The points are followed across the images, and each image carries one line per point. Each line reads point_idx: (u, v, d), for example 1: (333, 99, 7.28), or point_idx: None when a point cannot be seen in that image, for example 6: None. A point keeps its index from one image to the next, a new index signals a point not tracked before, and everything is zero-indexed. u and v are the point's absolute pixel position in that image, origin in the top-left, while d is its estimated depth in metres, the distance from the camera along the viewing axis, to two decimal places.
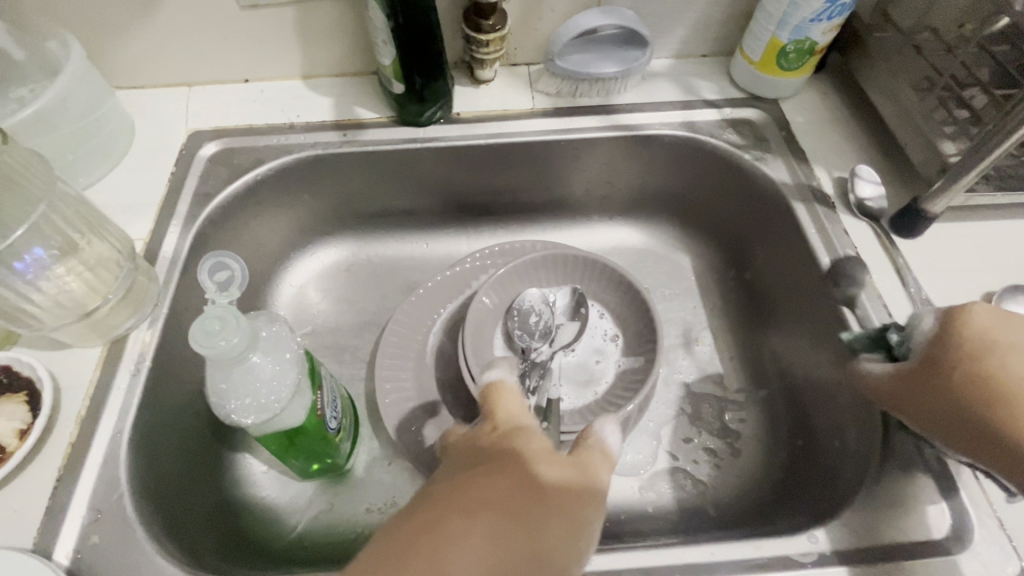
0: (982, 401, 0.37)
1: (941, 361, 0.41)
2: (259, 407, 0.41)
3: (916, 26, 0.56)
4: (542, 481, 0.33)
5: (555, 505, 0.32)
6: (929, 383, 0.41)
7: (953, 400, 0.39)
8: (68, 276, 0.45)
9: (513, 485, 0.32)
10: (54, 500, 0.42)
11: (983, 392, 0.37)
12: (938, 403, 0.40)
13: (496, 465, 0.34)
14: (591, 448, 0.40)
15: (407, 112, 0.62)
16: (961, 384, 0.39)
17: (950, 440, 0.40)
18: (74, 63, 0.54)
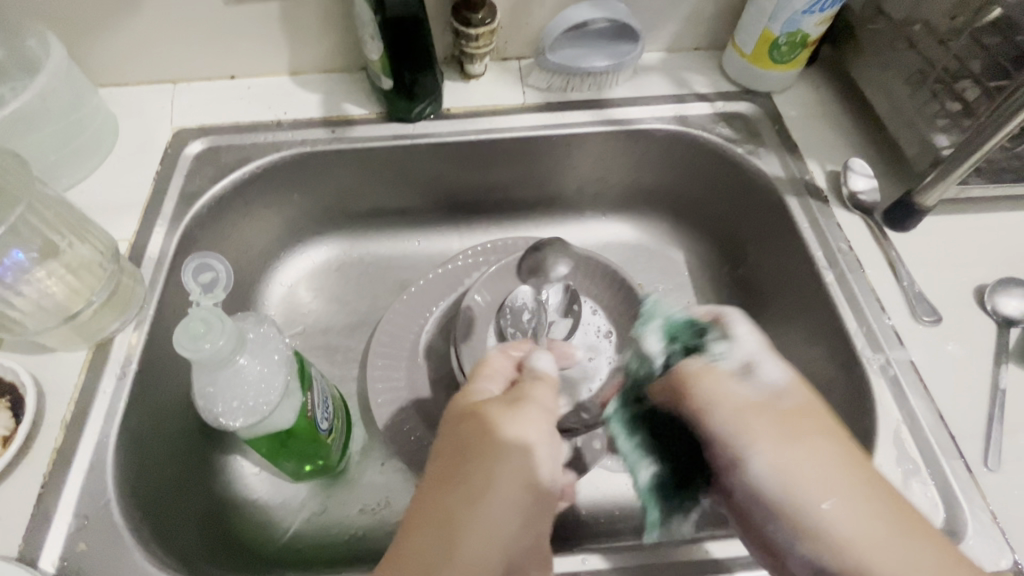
0: (816, 475, 0.37)
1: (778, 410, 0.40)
2: (247, 410, 0.41)
3: (909, 18, 0.55)
4: (496, 442, 0.35)
5: (492, 472, 0.34)
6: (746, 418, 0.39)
7: (775, 449, 0.38)
8: (49, 279, 0.44)
9: (454, 459, 0.35)
10: (40, 507, 0.41)
11: (798, 442, 0.38)
12: (792, 475, 0.37)
13: (443, 448, 0.36)
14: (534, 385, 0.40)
15: (397, 107, 0.61)
16: (785, 443, 0.38)
17: (766, 488, 0.38)
18: (53, 61, 0.52)
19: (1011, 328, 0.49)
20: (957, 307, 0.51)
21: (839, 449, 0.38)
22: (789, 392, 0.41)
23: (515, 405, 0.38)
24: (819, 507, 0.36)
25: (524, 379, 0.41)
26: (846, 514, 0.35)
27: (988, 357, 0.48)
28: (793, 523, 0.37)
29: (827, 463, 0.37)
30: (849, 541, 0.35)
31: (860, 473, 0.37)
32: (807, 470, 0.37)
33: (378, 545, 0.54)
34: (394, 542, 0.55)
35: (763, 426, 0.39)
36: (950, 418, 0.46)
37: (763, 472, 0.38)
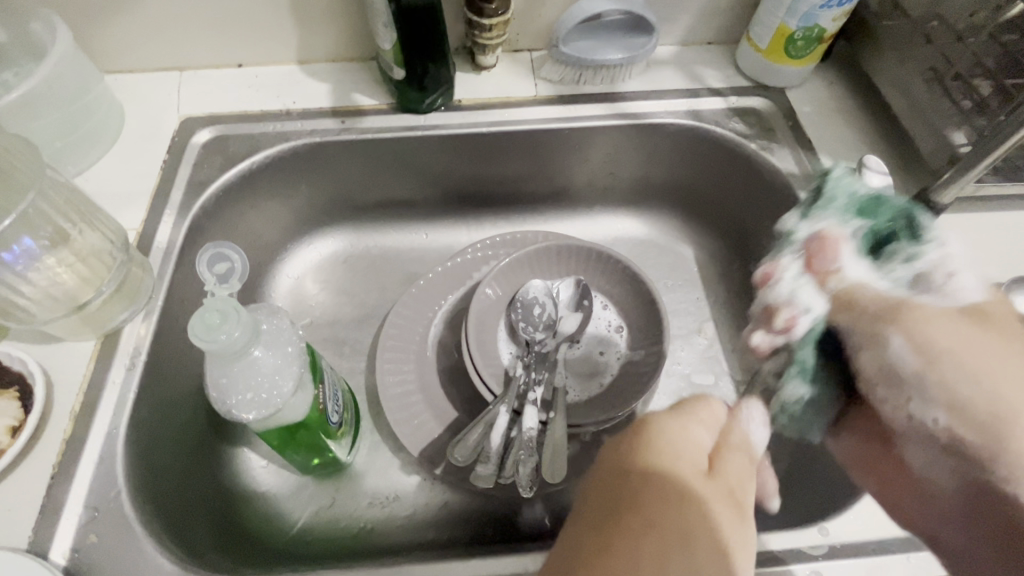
0: (1001, 374, 0.34)
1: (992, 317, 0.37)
2: (261, 402, 0.40)
3: (926, 15, 0.54)
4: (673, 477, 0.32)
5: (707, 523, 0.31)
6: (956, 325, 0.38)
7: (958, 346, 0.36)
8: (59, 267, 0.43)
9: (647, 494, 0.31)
10: (50, 497, 0.40)
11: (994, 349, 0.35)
12: (943, 359, 0.35)
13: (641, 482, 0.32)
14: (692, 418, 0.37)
15: (407, 98, 0.61)
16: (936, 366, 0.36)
17: (931, 398, 0.36)
18: (61, 44, 0.51)
19: None
20: None
21: (994, 348, 0.35)
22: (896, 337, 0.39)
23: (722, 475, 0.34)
24: (1012, 431, 0.33)
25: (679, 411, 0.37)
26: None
27: None
28: (987, 411, 0.34)
29: (989, 367, 0.35)
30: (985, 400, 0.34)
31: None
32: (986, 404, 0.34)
33: (388, 538, 0.54)
34: (404, 535, 0.55)
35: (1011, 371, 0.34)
36: None
37: (951, 418, 0.35)
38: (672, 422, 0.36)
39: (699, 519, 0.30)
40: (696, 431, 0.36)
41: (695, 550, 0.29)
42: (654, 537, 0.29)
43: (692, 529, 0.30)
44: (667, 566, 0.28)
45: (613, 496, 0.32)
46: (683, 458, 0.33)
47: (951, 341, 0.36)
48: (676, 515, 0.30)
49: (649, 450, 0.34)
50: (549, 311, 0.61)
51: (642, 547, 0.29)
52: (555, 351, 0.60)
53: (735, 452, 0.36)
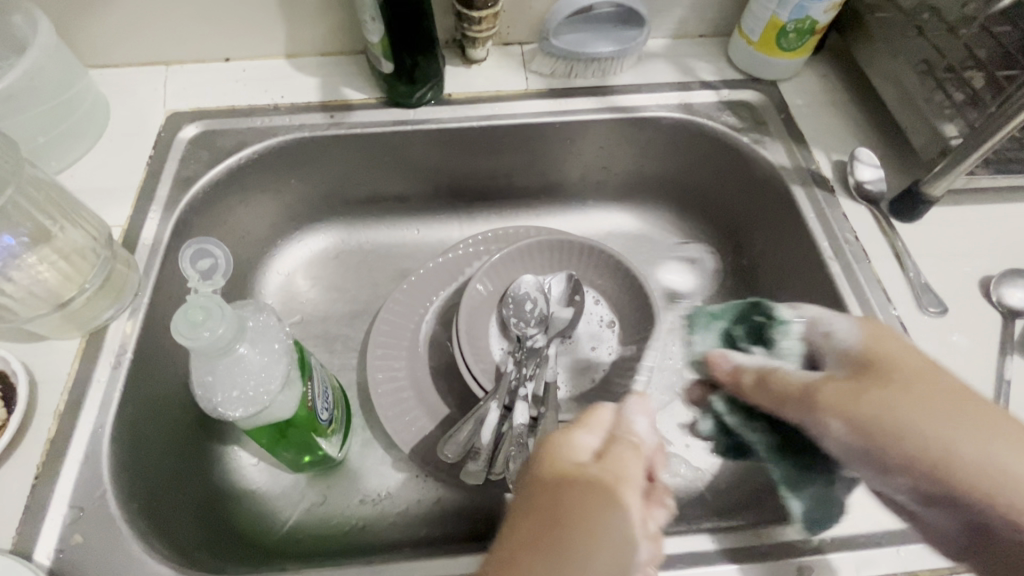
0: (971, 426, 0.33)
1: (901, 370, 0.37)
2: (248, 400, 0.40)
3: (918, 7, 0.54)
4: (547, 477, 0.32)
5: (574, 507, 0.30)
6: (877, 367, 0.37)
7: (921, 405, 0.34)
8: (41, 265, 0.43)
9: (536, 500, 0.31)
10: (34, 497, 0.40)
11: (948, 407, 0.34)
12: (894, 389, 0.36)
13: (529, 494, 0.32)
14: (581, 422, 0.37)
15: (397, 92, 0.60)
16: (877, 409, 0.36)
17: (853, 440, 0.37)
18: (42, 38, 0.50)
19: (1015, 319, 0.49)
20: (962, 298, 0.51)
21: (954, 389, 0.35)
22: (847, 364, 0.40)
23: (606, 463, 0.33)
24: (955, 457, 0.33)
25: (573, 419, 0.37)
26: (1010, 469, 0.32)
27: (994, 349, 0.48)
28: (928, 458, 0.34)
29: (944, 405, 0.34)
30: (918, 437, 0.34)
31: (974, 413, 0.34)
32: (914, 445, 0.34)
33: (379, 536, 0.54)
34: (396, 533, 0.54)
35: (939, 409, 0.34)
36: None
37: (858, 358, 0.39)
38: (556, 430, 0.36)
39: (580, 503, 0.29)
40: (580, 433, 0.35)
41: (566, 534, 0.28)
42: (539, 534, 0.28)
43: (556, 517, 0.29)
44: (548, 556, 0.27)
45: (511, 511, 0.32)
46: (559, 458, 0.33)
47: (880, 409, 0.35)
48: (561, 507, 0.29)
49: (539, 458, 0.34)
50: (541, 306, 0.60)
51: (525, 549, 0.28)
52: (546, 346, 0.59)
53: (623, 442, 0.35)
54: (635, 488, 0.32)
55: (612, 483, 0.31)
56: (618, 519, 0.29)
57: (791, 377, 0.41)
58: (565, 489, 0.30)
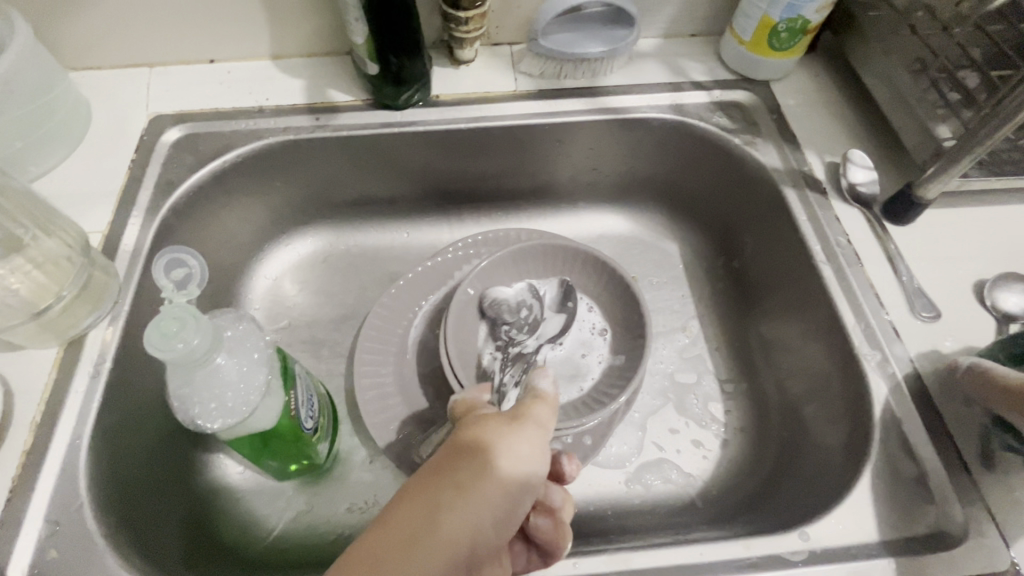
0: None
1: None
2: (226, 411, 0.39)
3: (911, 5, 0.54)
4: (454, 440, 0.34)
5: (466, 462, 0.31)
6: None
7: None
8: (12, 276, 0.41)
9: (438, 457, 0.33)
10: (9, 511, 0.39)
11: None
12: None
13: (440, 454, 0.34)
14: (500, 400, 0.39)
15: (383, 94, 0.59)
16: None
17: None
18: (18, 40, 0.49)
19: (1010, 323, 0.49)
20: (954, 302, 0.50)
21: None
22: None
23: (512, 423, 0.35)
24: None
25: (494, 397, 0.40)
26: None
27: None
28: None
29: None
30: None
31: None
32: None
33: None
34: None
35: None
36: (949, 417, 0.45)
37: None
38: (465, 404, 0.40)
39: (472, 448, 0.32)
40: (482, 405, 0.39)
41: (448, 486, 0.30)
42: (426, 476, 0.31)
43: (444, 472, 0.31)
44: (435, 491, 0.30)
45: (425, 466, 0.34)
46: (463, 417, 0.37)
47: None
48: (452, 455, 0.32)
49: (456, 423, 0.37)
50: (531, 311, 0.60)
51: (415, 490, 0.31)
52: (536, 352, 0.59)
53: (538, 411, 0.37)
54: (530, 431, 0.35)
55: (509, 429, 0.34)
56: (506, 455, 0.32)
57: None
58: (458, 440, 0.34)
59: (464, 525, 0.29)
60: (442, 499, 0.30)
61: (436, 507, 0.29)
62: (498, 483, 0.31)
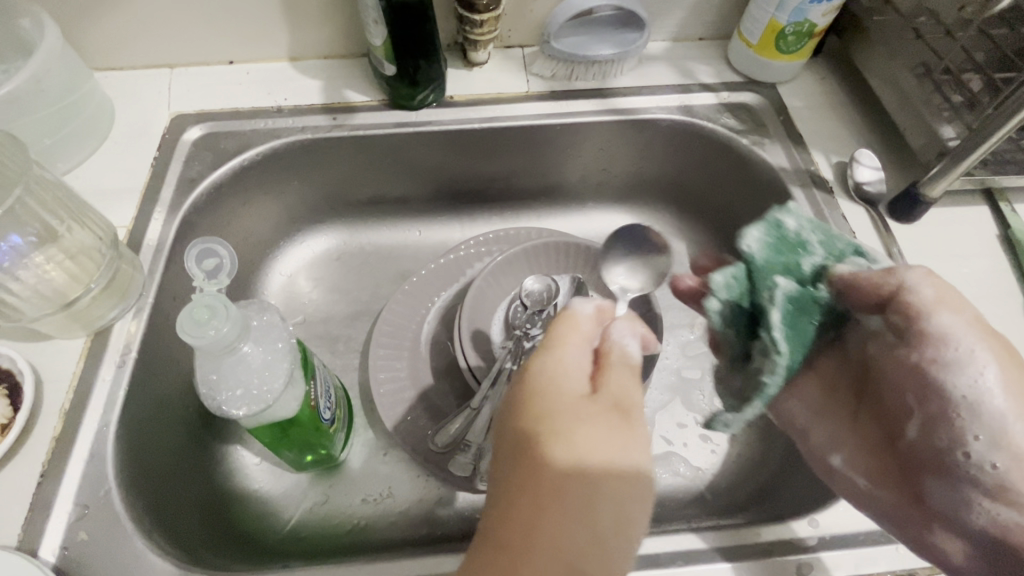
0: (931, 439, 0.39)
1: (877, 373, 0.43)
2: (251, 398, 0.40)
3: (917, 10, 0.55)
4: (575, 455, 0.33)
5: (596, 490, 0.32)
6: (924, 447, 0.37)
7: (988, 416, 0.36)
8: (47, 264, 0.43)
9: (539, 482, 0.32)
10: (40, 495, 0.40)
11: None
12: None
13: (529, 472, 0.33)
14: (572, 345, 0.40)
15: (399, 94, 0.60)
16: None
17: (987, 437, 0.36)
18: (47, 41, 0.51)
19: (1007, 319, 0.50)
20: None
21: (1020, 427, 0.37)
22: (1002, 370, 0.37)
23: (619, 413, 0.36)
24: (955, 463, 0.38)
25: (564, 358, 0.39)
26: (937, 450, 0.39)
27: None
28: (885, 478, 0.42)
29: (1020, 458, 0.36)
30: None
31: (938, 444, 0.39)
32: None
33: (380, 536, 0.54)
34: (397, 533, 0.55)
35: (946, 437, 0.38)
36: None
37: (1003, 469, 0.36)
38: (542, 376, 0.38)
39: (566, 477, 0.32)
40: (552, 367, 0.38)
41: (586, 514, 0.31)
42: (529, 504, 0.32)
43: (575, 500, 0.32)
44: (562, 522, 0.31)
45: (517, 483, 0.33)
46: (547, 403, 0.36)
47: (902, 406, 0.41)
48: (540, 484, 0.32)
49: (551, 412, 0.35)
50: (542, 308, 0.60)
51: (507, 535, 0.31)
52: None
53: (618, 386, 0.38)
54: (641, 436, 0.35)
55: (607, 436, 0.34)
56: (623, 477, 0.33)
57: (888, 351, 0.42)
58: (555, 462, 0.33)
59: (600, 550, 0.31)
60: (567, 529, 0.31)
61: (564, 540, 0.31)
62: (612, 506, 0.32)
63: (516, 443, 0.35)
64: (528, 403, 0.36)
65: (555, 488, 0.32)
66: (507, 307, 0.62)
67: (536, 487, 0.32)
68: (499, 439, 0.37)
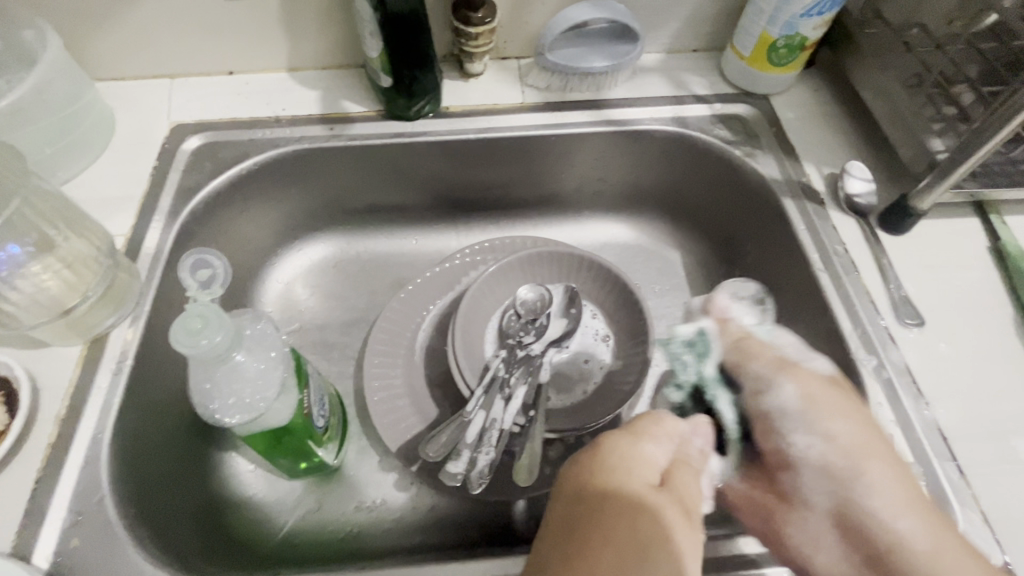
0: (890, 471, 0.40)
1: (841, 387, 0.44)
2: (243, 406, 0.40)
3: (907, 23, 0.56)
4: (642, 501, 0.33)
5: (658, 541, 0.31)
6: (848, 489, 0.40)
7: (839, 419, 0.42)
8: (45, 273, 0.44)
9: (604, 516, 0.32)
10: (34, 501, 0.41)
11: (886, 480, 0.40)
12: (818, 408, 0.42)
13: (592, 503, 0.33)
14: (664, 429, 0.40)
15: (395, 106, 0.61)
16: (817, 419, 0.42)
17: (808, 432, 0.42)
18: (50, 53, 0.52)
19: (996, 332, 0.51)
20: (945, 312, 0.51)
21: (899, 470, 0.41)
22: (827, 366, 0.46)
23: (687, 506, 0.35)
24: (864, 473, 0.40)
25: (648, 432, 0.39)
26: (887, 493, 0.39)
27: (978, 358, 0.49)
28: (840, 486, 0.41)
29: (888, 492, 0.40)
30: (918, 548, 0.37)
31: (908, 488, 0.40)
32: (924, 564, 0.37)
33: (373, 544, 0.55)
34: (389, 541, 0.55)
35: (880, 448, 0.41)
36: (946, 426, 0.46)
37: (824, 451, 0.42)
38: (618, 437, 0.38)
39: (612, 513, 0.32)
40: (641, 436, 0.39)
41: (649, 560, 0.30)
42: (585, 529, 0.32)
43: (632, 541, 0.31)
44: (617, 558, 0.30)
45: (580, 511, 0.33)
46: (619, 456, 0.37)
47: (833, 428, 0.42)
48: (609, 510, 0.33)
49: (621, 465, 0.36)
50: (536, 316, 0.61)
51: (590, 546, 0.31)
52: (541, 355, 0.59)
53: (687, 476, 0.38)
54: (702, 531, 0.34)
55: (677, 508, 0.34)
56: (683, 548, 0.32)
57: (762, 347, 0.47)
58: (641, 501, 0.33)
59: None
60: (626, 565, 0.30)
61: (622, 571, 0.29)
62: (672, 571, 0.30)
63: (573, 477, 0.36)
64: (594, 450, 0.37)
65: (620, 527, 0.32)
66: (501, 316, 0.62)
67: (605, 516, 0.32)
68: (586, 465, 0.36)
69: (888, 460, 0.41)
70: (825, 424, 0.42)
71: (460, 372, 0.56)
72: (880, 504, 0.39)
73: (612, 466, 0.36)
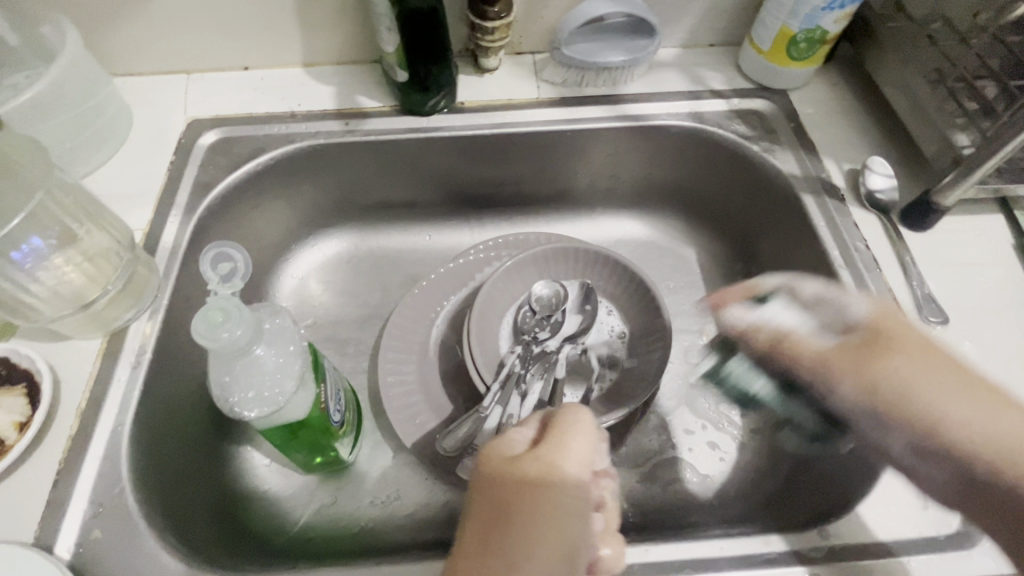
0: (954, 384, 0.39)
1: (891, 338, 0.42)
2: (263, 400, 0.41)
3: (930, 15, 0.55)
4: (521, 471, 0.34)
5: (530, 514, 0.32)
6: (885, 357, 0.42)
7: (912, 363, 0.40)
8: (67, 266, 0.44)
9: (491, 493, 0.34)
10: (56, 492, 0.41)
11: (970, 393, 0.38)
12: (887, 386, 0.41)
13: (486, 483, 0.35)
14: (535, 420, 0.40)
15: (411, 101, 0.61)
16: (903, 385, 0.40)
17: (908, 429, 0.40)
18: (70, 48, 0.52)
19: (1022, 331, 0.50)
20: (968, 311, 0.51)
21: (979, 391, 0.38)
22: (852, 331, 0.45)
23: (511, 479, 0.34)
24: (923, 399, 0.39)
25: (553, 416, 0.39)
26: (959, 411, 0.38)
27: (1003, 357, 0.48)
28: (927, 425, 0.39)
29: (988, 411, 0.38)
30: (1004, 441, 0.36)
31: (986, 397, 0.38)
32: (990, 455, 0.36)
33: (387, 540, 0.55)
34: (403, 536, 0.55)
35: (934, 358, 0.40)
36: None
37: (867, 417, 0.42)
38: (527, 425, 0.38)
39: (498, 489, 0.34)
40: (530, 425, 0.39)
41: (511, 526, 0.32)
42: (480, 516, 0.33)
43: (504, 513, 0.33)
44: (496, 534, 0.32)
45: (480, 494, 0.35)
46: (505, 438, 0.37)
47: (909, 385, 0.40)
48: (496, 487, 0.34)
49: (511, 447, 0.36)
50: (551, 313, 0.61)
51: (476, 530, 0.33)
52: (556, 352, 0.59)
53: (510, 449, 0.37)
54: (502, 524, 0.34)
55: (540, 471, 0.34)
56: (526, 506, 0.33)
57: (801, 343, 0.46)
58: (519, 471, 0.34)
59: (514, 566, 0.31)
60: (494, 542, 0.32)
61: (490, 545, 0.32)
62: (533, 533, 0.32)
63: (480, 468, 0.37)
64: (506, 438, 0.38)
65: (501, 497, 0.33)
66: (515, 312, 0.62)
67: (487, 493, 0.34)
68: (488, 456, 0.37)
69: (927, 357, 0.41)
70: (886, 373, 0.41)
71: (475, 369, 0.56)
72: (956, 410, 0.38)
73: (510, 446, 0.37)
